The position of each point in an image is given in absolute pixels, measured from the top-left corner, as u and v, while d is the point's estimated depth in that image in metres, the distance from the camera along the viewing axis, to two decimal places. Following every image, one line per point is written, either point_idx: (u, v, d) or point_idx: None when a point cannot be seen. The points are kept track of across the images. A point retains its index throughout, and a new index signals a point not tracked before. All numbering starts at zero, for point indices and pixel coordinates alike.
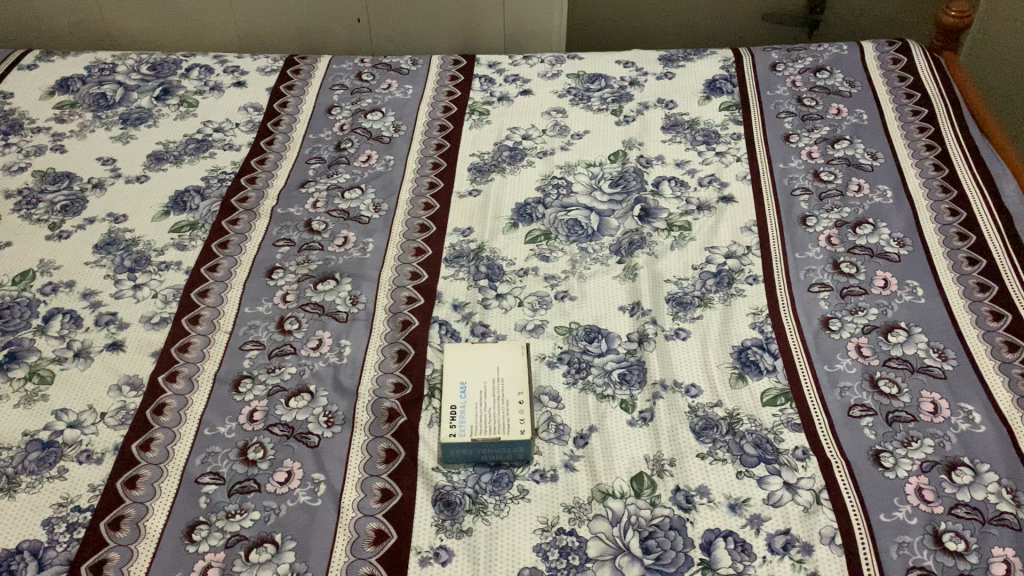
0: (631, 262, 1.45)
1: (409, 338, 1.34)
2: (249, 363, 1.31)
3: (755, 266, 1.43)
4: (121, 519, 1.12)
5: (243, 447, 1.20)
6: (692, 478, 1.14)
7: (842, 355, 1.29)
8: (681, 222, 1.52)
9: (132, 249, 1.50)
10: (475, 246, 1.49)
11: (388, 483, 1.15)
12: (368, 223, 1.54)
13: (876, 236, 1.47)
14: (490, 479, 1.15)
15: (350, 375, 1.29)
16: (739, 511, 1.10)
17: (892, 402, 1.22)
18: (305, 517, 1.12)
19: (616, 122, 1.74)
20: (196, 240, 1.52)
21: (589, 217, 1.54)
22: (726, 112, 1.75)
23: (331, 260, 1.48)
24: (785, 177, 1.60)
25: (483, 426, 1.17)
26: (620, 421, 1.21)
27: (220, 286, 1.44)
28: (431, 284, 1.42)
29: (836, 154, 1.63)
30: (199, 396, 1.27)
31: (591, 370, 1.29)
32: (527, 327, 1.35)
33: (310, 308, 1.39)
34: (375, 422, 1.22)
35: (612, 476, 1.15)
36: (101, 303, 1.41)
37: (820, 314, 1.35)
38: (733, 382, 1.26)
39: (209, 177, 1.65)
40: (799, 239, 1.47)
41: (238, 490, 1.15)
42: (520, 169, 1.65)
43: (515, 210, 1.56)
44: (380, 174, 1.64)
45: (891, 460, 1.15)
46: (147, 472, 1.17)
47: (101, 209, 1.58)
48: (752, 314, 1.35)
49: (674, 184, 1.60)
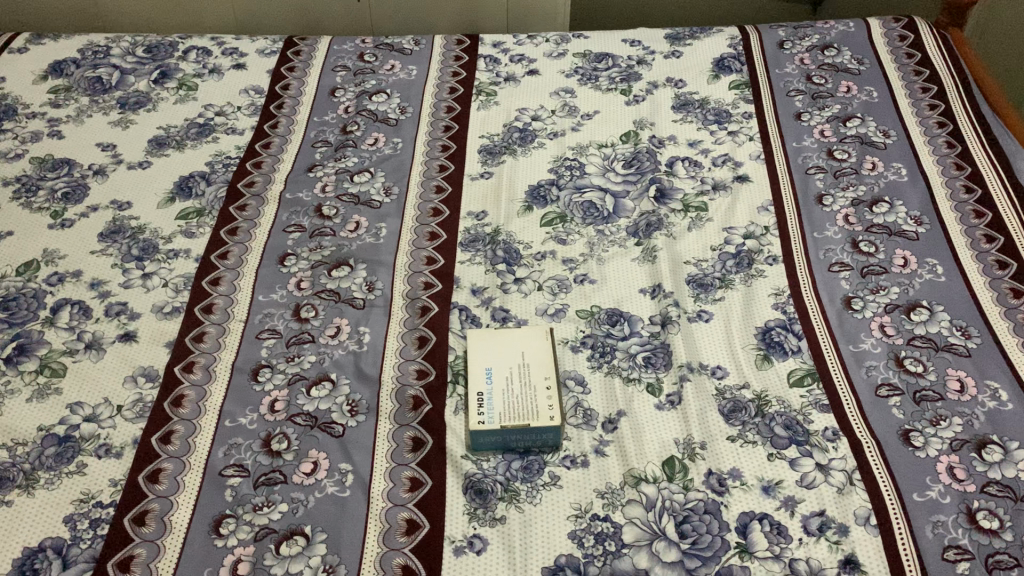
0: (649, 243, 1.43)
1: (429, 324, 1.32)
2: (267, 352, 1.29)
3: (773, 247, 1.42)
4: (146, 514, 1.10)
5: (267, 438, 1.18)
6: (725, 461, 1.13)
7: (866, 334, 1.28)
8: (698, 203, 1.50)
9: (139, 238, 1.47)
10: (490, 230, 1.47)
11: (417, 472, 1.13)
12: (380, 207, 1.51)
13: (893, 215, 1.46)
14: (521, 466, 1.14)
15: (371, 362, 1.27)
16: (773, 493, 1.10)
17: (919, 381, 1.22)
18: (334, 507, 1.10)
19: (626, 102, 1.72)
20: (204, 227, 1.49)
21: (604, 198, 1.52)
22: (736, 90, 1.73)
23: (344, 245, 1.45)
24: (800, 155, 1.58)
25: (511, 412, 1.15)
26: (648, 404, 1.20)
27: (232, 274, 1.41)
28: (448, 269, 1.40)
29: (849, 132, 1.62)
30: (218, 387, 1.24)
31: (616, 353, 1.27)
32: (549, 311, 1.33)
33: (326, 296, 1.37)
34: (400, 409, 1.20)
35: (644, 460, 1.14)
36: (110, 293, 1.38)
37: (842, 294, 1.34)
38: (759, 363, 1.25)
39: (214, 162, 1.62)
40: (816, 218, 1.47)
41: (264, 481, 1.13)
42: (531, 150, 1.62)
43: (529, 192, 1.54)
44: (390, 157, 1.61)
45: (920, 439, 1.15)
46: (170, 466, 1.15)
47: (105, 196, 1.54)
48: (774, 295, 1.34)
49: (688, 163, 1.58)
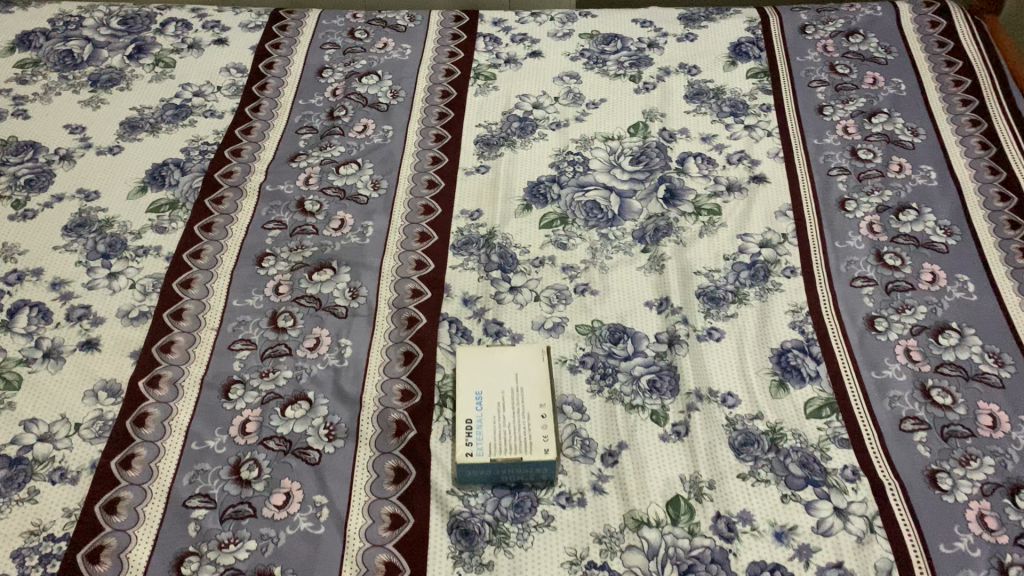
0: (657, 250, 1.32)
1: (416, 337, 1.21)
2: (240, 365, 1.19)
3: (791, 257, 1.31)
4: (101, 550, 1.01)
5: (236, 464, 1.09)
6: (734, 503, 1.04)
7: (890, 360, 1.18)
8: (711, 205, 1.39)
9: (106, 232, 1.36)
10: (485, 232, 1.36)
11: (398, 508, 1.04)
12: (367, 204, 1.40)
13: (921, 224, 1.35)
14: (511, 504, 1.04)
15: (352, 380, 1.17)
16: (786, 540, 1.01)
17: (947, 414, 1.12)
18: (307, 546, 1.01)
19: (635, 89, 1.60)
20: (177, 222, 1.38)
21: (609, 198, 1.40)
22: (754, 80, 1.61)
23: (327, 246, 1.34)
24: (821, 154, 1.47)
25: (502, 444, 1.05)
26: (652, 435, 1.11)
27: (205, 275, 1.30)
28: (438, 276, 1.29)
29: (874, 129, 1.50)
30: (186, 404, 1.15)
31: (617, 375, 1.17)
32: (545, 325, 1.23)
33: (305, 302, 1.26)
34: (382, 435, 1.11)
35: (646, 500, 1.04)
36: (73, 294, 1.28)
37: (865, 312, 1.24)
38: (774, 391, 1.15)
39: (190, 149, 1.50)
40: (838, 225, 1.35)
41: (231, 515, 1.04)
42: (532, 142, 1.51)
43: (528, 189, 1.42)
44: (378, 147, 1.50)
45: (948, 482, 1.05)
46: (129, 494, 1.05)
47: (71, 184, 1.43)
48: (792, 312, 1.24)
49: (701, 160, 1.47)
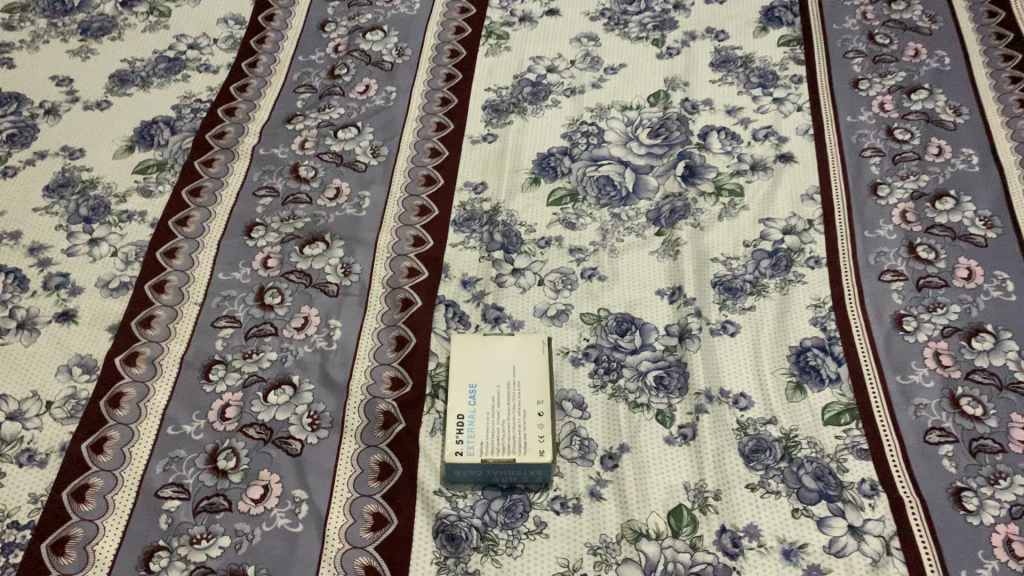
0: (672, 234, 1.24)
1: (410, 321, 1.14)
2: (222, 344, 1.12)
3: (816, 246, 1.22)
4: (66, 541, 0.95)
5: (213, 453, 1.03)
6: (741, 516, 0.97)
7: (918, 364, 1.09)
8: (732, 185, 1.30)
9: (89, 194, 1.29)
10: (488, 207, 1.27)
11: (382, 507, 0.98)
12: (366, 172, 1.32)
13: (959, 214, 1.25)
14: (502, 508, 0.98)
15: (340, 365, 1.10)
16: (795, 559, 0.94)
17: (977, 427, 1.03)
18: (284, 545, 0.96)
19: (658, 55, 1.50)
20: (164, 185, 1.30)
21: (624, 174, 1.31)
22: (786, 48, 1.50)
23: (321, 217, 1.26)
24: (854, 134, 1.36)
25: (494, 443, 0.98)
26: (656, 438, 1.03)
27: (191, 244, 1.23)
28: (437, 254, 1.21)
29: (913, 107, 1.39)
30: (164, 385, 1.08)
31: (622, 371, 1.09)
32: (548, 313, 1.15)
33: (295, 278, 1.19)
34: (368, 427, 1.04)
35: (646, 510, 0.97)
36: (51, 261, 1.21)
37: (893, 310, 1.15)
38: (789, 394, 1.07)
39: (182, 106, 1.42)
40: (868, 212, 1.26)
41: (205, 508, 0.98)
42: (544, 110, 1.41)
43: (537, 161, 1.33)
44: (380, 110, 1.41)
45: (974, 502, 0.97)
46: (99, 481, 1.00)
47: (55, 140, 1.36)
48: (814, 307, 1.15)
49: (724, 135, 1.37)
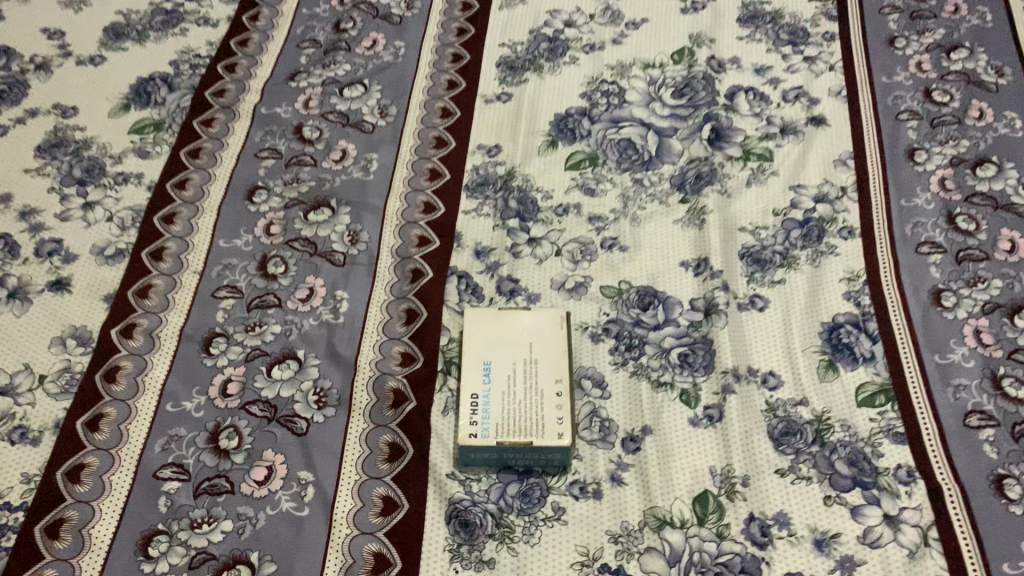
0: (698, 202, 1.17)
1: (420, 293, 1.08)
2: (224, 316, 1.07)
3: (850, 215, 1.15)
4: (60, 525, 0.91)
5: (214, 431, 0.97)
6: (771, 503, 0.92)
7: (957, 342, 1.03)
8: (761, 149, 1.23)
9: (83, 154, 1.22)
10: (503, 171, 1.21)
11: (392, 491, 0.93)
12: (373, 133, 1.25)
13: (1001, 182, 1.17)
14: (518, 493, 0.93)
15: (347, 340, 1.04)
16: (827, 550, 0.89)
17: (1020, 410, 0.98)
18: (289, 530, 0.91)
19: (682, 9, 1.42)
20: (161, 146, 1.24)
21: (646, 136, 1.24)
22: (817, 4, 1.42)
23: (327, 181, 1.20)
24: (890, 95, 1.29)
25: (510, 424, 0.93)
26: (680, 419, 0.98)
27: (190, 210, 1.17)
28: (449, 222, 1.15)
29: (952, 66, 1.32)
30: (162, 359, 1.03)
31: (645, 348, 1.03)
32: (566, 285, 1.09)
33: (299, 246, 1.13)
34: (377, 406, 0.99)
35: (670, 496, 0.92)
36: (43, 225, 1.15)
37: (931, 285, 1.09)
38: (822, 373, 1.01)
39: (180, 62, 1.35)
40: (905, 179, 1.19)
41: (207, 490, 0.93)
42: (561, 67, 1.34)
43: (554, 123, 1.26)
44: (388, 67, 1.34)
45: (1017, 490, 0.92)
46: (94, 461, 0.95)
47: (47, 97, 1.29)
48: (847, 281, 1.09)
49: (752, 96, 1.29)
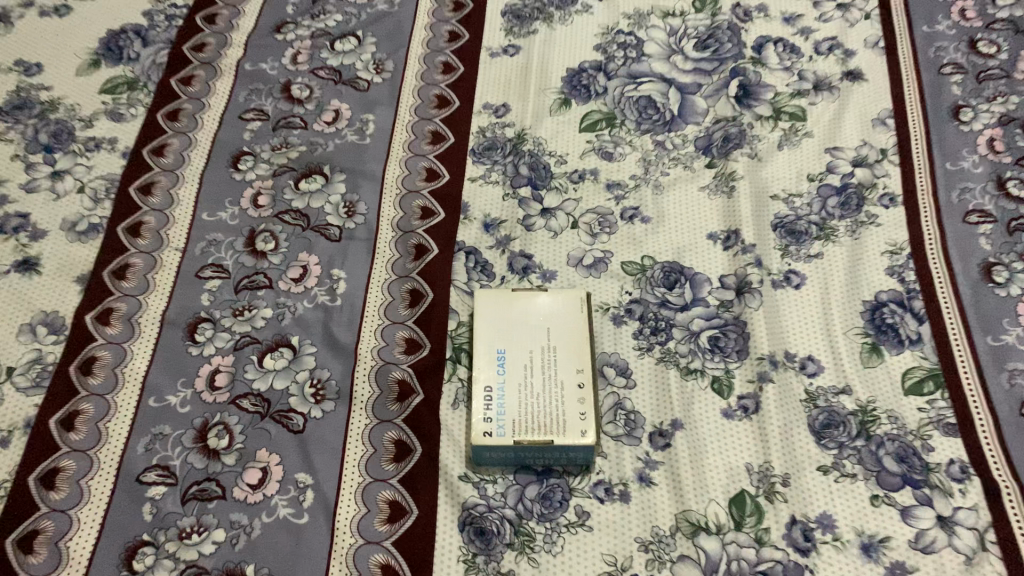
0: (725, 167, 1.07)
1: (424, 272, 0.99)
2: (209, 299, 0.97)
3: (891, 180, 1.06)
4: (35, 537, 0.82)
5: (203, 429, 0.89)
6: (813, 504, 0.84)
7: (1011, 323, 0.94)
8: (793, 107, 1.12)
9: (49, 117, 1.11)
10: (512, 134, 1.10)
11: (399, 495, 0.85)
12: (369, 91, 1.14)
13: None
14: (538, 496, 0.85)
15: (346, 325, 0.95)
16: (875, 556, 0.82)
17: None
18: (287, 539, 0.83)
19: None
20: (136, 107, 1.12)
21: (667, 93, 1.14)
22: None
23: (319, 146, 1.09)
24: (932, 46, 1.18)
25: (528, 420, 0.84)
26: (713, 410, 0.90)
27: (170, 179, 1.06)
28: (454, 191, 1.05)
29: (998, 14, 1.20)
30: (143, 348, 0.94)
31: (672, 331, 0.95)
32: (584, 261, 1.00)
33: (291, 219, 1.03)
34: (380, 399, 0.90)
35: (704, 498, 0.85)
36: (7, 197, 1.04)
37: (981, 258, 0.99)
38: (866, 358, 0.93)
39: (154, 13, 1.23)
40: (949, 141, 1.08)
41: (196, 495, 0.85)
42: (573, 17, 1.23)
43: (567, 79, 1.16)
44: (383, 17, 1.22)
45: None
46: (71, 464, 0.86)
47: (8, 53, 1.17)
48: (890, 254, 1.00)
49: (782, 48, 1.19)
